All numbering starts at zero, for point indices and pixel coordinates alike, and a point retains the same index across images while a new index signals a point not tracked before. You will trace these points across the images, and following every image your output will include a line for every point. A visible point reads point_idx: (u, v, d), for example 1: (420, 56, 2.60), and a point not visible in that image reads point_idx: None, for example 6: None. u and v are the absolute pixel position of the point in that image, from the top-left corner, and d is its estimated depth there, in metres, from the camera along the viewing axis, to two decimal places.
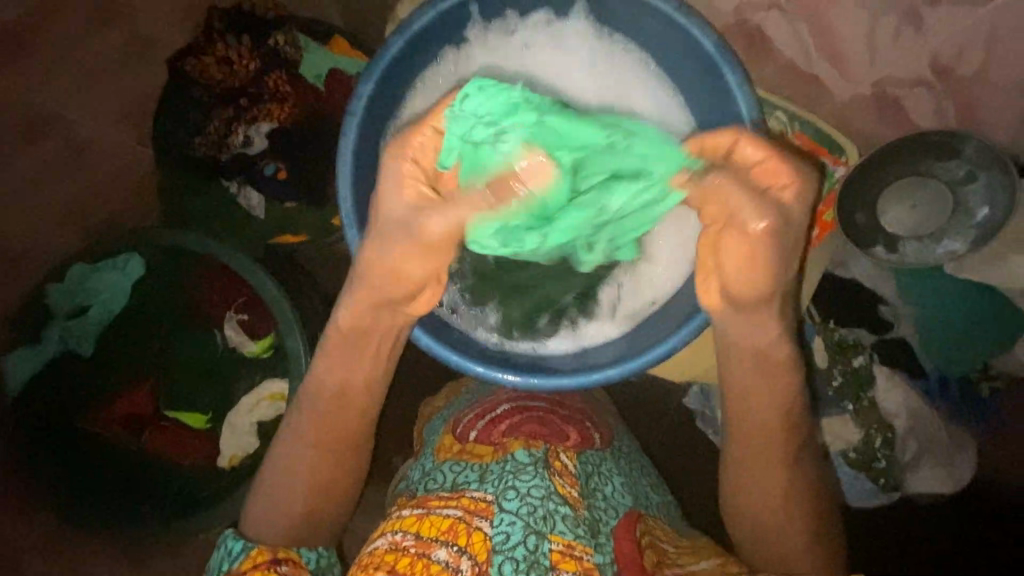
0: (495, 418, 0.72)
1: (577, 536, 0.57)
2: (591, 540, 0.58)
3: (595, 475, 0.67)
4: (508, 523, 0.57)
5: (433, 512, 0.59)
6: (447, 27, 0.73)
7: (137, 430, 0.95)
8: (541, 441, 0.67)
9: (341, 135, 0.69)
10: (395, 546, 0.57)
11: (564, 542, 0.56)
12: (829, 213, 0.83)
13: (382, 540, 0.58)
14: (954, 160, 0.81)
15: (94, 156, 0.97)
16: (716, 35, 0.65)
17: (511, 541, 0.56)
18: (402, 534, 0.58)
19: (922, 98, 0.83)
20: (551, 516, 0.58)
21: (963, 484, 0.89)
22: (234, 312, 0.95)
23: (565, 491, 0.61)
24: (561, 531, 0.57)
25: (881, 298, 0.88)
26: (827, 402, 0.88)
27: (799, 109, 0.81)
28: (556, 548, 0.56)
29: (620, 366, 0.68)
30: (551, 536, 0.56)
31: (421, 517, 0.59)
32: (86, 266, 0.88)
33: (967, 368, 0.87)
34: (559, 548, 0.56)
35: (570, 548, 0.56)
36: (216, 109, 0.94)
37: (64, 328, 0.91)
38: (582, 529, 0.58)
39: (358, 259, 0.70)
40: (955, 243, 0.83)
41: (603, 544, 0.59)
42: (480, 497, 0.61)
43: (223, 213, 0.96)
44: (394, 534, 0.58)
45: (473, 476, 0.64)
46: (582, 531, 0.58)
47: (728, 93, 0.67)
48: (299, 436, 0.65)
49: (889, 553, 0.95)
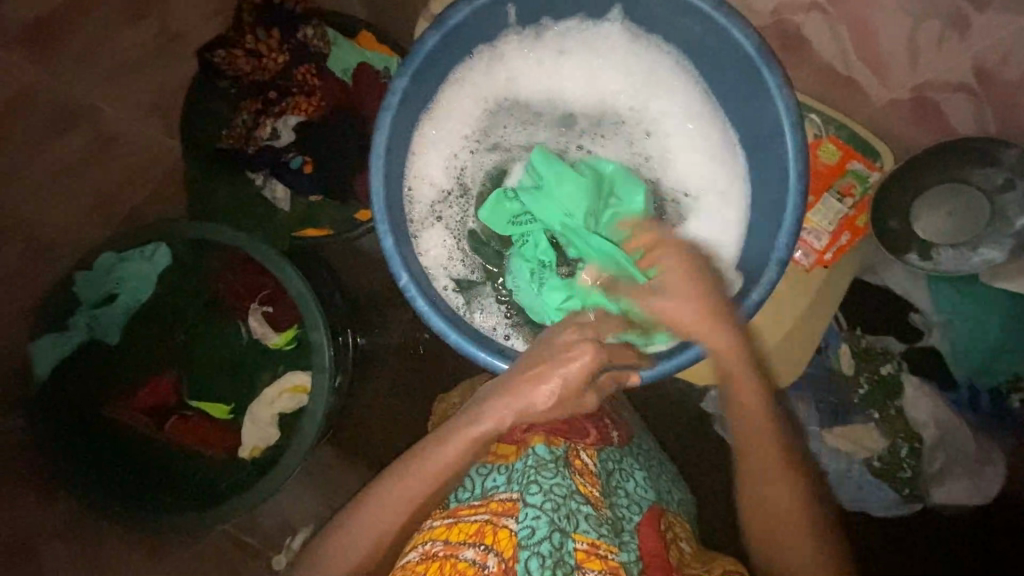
0: None
1: (601, 535, 0.58)
2: (614, 539, 0.58)
3: (616, 472, 0.67)
4: (533, 517, 0.57)
5: (461, 519, 0.61)
6: (481, 27, 0.72)
7: (159, 419, 0.96)
8: (562, 439, 0.66)
9: (375, 132, 0.69)
10: (426, 556, 0.58)
11: (589, 540, 0.57)
12: (862, 218, 0.81)
13: (413, 552, 0.60)
14: (992, 167, 0.78)
15: (121, 149, 0.98)
16: (757, 36, 0.64)
17: (536, 535, 0.56)
18: (432, 544, 0.60)
19: (961, 104, 0.81)
20: (574, 515, 0.58)
21: (989, 497, 0.87)
22: (259, 304, 0.95)
23: (587, 490, 0.61)
24: (586, 529, 0.57)
25: (912, 306, 0.87)
26: (852, 409, 0.87)
27: (836, 113, 0.80)
28: (580, 546, 0.56)
29: (655, 367, 0.66)
30: (575, 535, 0.57)
31: (450, 525, 0.61)
32: (113, 255, 0.89)
33: (997, 381, 0.85)
34: (584, 547, 0.56)
35: (595, 546, 0.57)
36: (244, 103, 0.95)
37: (90, 317, 0.91)
38: (605, 528, 0.58)
39: (388, 256, 0.69)
40: (994, 252, 0.80)
41: (627, 542, 0.59)
42: (507, 497, 0.61)
43: (249, 207, 0.97)
44: (425, 545, 0.60)
45: (501, 480, 0.63)
46: (606, 530, 0.58)
47: (769, 95, 0.65)
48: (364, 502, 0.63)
49: (910, 562, 0.94)
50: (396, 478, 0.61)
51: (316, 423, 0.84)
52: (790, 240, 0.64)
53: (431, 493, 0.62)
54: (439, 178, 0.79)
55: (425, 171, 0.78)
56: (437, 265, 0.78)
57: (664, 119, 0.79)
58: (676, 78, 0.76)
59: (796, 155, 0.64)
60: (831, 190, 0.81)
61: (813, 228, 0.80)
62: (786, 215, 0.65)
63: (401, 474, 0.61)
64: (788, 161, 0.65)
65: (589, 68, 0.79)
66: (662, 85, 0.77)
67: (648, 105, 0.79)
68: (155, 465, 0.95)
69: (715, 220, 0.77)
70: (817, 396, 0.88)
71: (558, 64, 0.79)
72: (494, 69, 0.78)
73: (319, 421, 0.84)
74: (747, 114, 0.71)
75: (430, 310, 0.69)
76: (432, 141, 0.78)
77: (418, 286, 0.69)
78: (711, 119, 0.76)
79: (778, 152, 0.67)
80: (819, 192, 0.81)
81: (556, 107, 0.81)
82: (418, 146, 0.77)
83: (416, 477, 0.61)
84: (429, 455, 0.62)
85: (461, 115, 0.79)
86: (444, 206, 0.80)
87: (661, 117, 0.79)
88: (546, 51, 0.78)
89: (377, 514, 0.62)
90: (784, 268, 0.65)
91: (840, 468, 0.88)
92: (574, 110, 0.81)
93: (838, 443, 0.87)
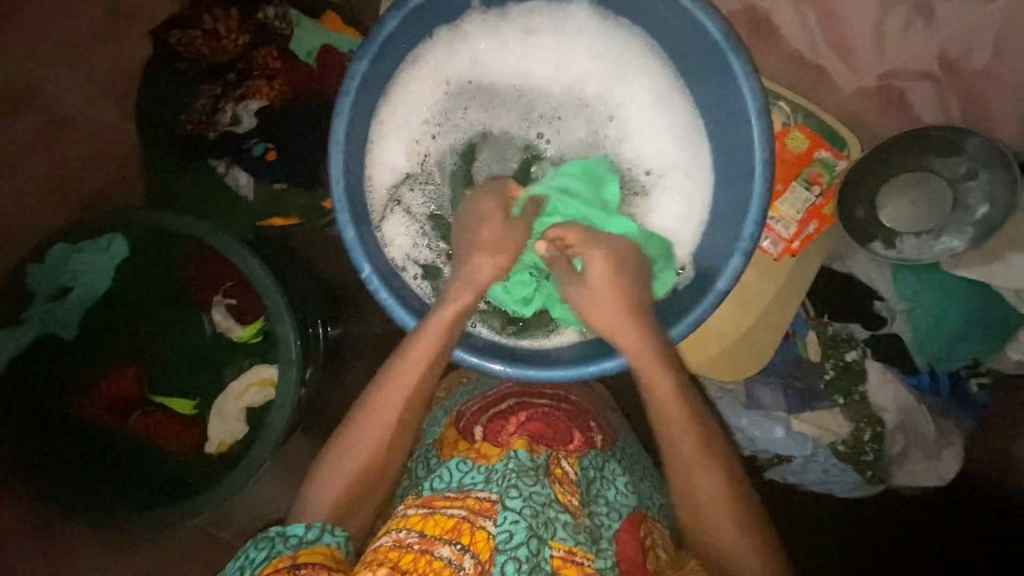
0: (504, 412, 0.70)
1: (578, 542, 0.58)
2: (592, 546, 0.58)
3: (598, 480, 0.67)
4: (511, 522, 0.55)
5: (437, 512, 0.59)
6: (442, 7, 0.70)
7: (121, 414, 0.94)
8: (542, 446, 0.65)
9: (333, 116, 0.66)
10: (399, 543, 0.56)
11: (565, 548, 0.56)
12: (829, 207, 0.82)
13: (386, 537, 0.58)
14: (956, 156, 0.80)
15: (77, 133, 0.94)
16: (723, 21, 0.62)
17: (514, 540, 0.54)
18: (406, 532, 0.57)
19: (929, 93, 0.82)
20: (552, 522, 0.57)
21: (948, 479, 0.90)
22: (222, 296, 0.93)
23: (565, 499, 0.61)
24: (562, 537, 0.57)
25: (875, 294, 0.88)
26: (817, 395, 0.88)
27: (802, 100, 0.80)
28: (557, 553, 0.56)
29: (617, 359, 0.66)
30: (552, 543, 0.56)
31: (426, 516, 0.59)
32: (66, 248, 0.84)
33: (959, 366, 0.87)
34: (560, 554, 0.56)
35: (571, 554, 0.56)
36: (202, 86, 0.92)
37: (44, 311, 0.88)
38: (582, 536, 0.58)
39: (348, 245, 0.67)
40: (954, 241, 0.81)
41: (604, 549, 0.60)
42: (485, 497, 0.60)
43: (208, 194, 0.93)
44: (399, 532, 0.58)
45: (480, 478, 0.62)
46: (583, 538, 0.58)
47: (735, 82, 0.64)
48: (321, 469, 0.65)
49: (873, 541, 0.97)
50: (342, 451, 0.64)
51: (283, 415, 0.83)
52: (755, 231, 0.64)
53: (373, 460, 0.64)
54: (401, 167, 0.77)
55: (385, 159, 0.76)
56: (403, 254, 0.76)
57: (631, 106, 0.78)
58: (643, 63, 0.75)
59: (763, 144, 0.64)
60: (800, 178, 0.81)
61: (781, 217, 0.81)
62: (750, 204, 0.65)
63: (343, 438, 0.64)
64: (752, 150, 0.65)
65: (556, 52, 0.77)
66: (630, 72, 0.76)
67: (613, 90, 0.78)
68: (112, 459, 0.92)
69: (680, 209, 0.76)
70: (784, 381, 0.89)
71: (525, 48, 0.77)
72: (457, 52, 0.76)
73: (287, 413, 0.83)
74: (711, 98, 0.70)
75: (394, 302, 0.68)
76: (393, 127, 0.76)
77: (379, 276, 0.67)
78: (678, 105, 0.75)
79: (743, 140, 0.66)
80: (787, 180, 0.81)
81: (521, 93, 0.80)
82: (379, 133, 0.75)
83: (365, 424, 0.64)
84: (372, 401, 0.65)
85: (423, 100, 0.77)
86: (402, 193, 0.78)
87: (628, 104, 0.78)
88: (513, 35, 0.76)
89: (342, 467, 0.63)
90: (748, 258, 0.65)
91: (805, 453, 0.89)
92: (539, 94, 0.79)
93: (804, 428, 0.88)
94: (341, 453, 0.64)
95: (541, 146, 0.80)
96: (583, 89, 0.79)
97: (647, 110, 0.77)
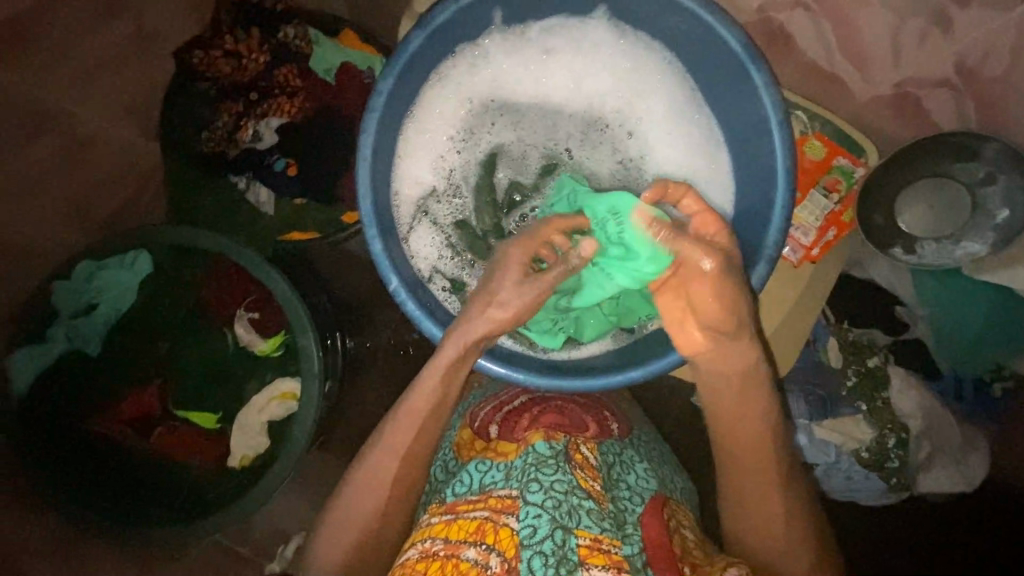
0: (517, 410, 0.70)
1: (604, 529, 0.56)
2: (617, 532, 0.57)
3: (617, 464, 0.66)
4: (534, 516, 0.56)
5: (460, 516, 0.59)
6: (466, 24, 0.71)
7: (143, 431, 0.94)
8: (562, 432, 0.66)
9: (361, 133, 0.67)
10: (426, 554, 0.57)
11: (591, 536, 0.55)
12: (848, 213, 0.81)
13: (412, 550, 0.59)
14: (973, 161, 0.80)
15: (99, 150, 0.95)
16: (744, 34, 0.63)
17: (538, 534, 0.55)
18: (432, 541, 0.58)
19: (944, 100, 0.83)
20: (576, 511, 0.57)
21: (974, 484, 0.89)
22: (245, 310, 0.93)
23: (588, 485, 0.60)
24: (588, 525, 0.56)
25: (898, 300, 0.90)
26: (839, 400, 0.88)
27: (819, 108, 0.80)
28: (583, 542, 0.55)
29: (643, 367, 0.66)
30: (577, 531, 0.55)
31: (450, 521, 0.59)
32: (93, 263, 0.86)
33: (980, 371, 0.88)
34: (586, 542, 0.55)
35: (597, 541, 0.55)
36: (224, 104, 0.93)
37: (69, 328, 0.89)
38: (608, 523, 0.57)
39: (377, 259, 0.68)
40: (975, 245, 0.82)
41: (630, 535, 0.58)
42: (506, 494, 0.59)
43: (232, 211, 0.95)
44: (425, 543, 0.59)
45: (500, 476, 0.62)
46: (609, 524, 0.57)
47: (756, 93, 0.65)
48: (350, 492, 0.65)
49: (897, 549, 0.96)
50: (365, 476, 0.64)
51: (307, 428, 0.83)
52: (779, 237, 0.64)
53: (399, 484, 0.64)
54: (424, 180, 0.79)
55: (409, 174, 0.77)
56: (429, 267, 0.77)
57: (651, 118, 0.79)
58: (663, 73, 0.76)
59: (785, 153, 0.64)
60: (818, 186, 0.81)
61: (800, 224, 0.80)
62: (774, 212, 0.65)
63: (369, 464, 0.64)
64: (775, 159, 0.65)
65: (576, 67, 0.79)
66: (650, 81, 0.77)
67: (632, 103, 0.79)
68: (133, 475, 0.92)
69: None
70: (805, 388, 0.88)
71: (544, 63, 0.79)
72: (479, 69, 0.77)
73: (310, 426, 0.83)
74: (731, 109, 0.71)
75: (422, 314, 0.68)
76: (416, 142, 0.77)
77: (407, 289, 0.68)
78: (699, 116, 0.76)
79: (765, 151, 0.67)
80: (806, 188, 0.81)
81: (542, 107, 0.81)
82: (402, 149, 0.76)
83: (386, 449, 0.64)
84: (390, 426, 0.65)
85: (446, 115, 0.78)
86: (429, 205, 0.79)
87: (648, 116, 0.79)
88: (534, 52, 0.78)
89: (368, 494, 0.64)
90: (774, 264, 0.65)
91: (829, 461, 0.88)
92: (559, 107, 0.81)
93: (827, 435, 0.87)
94: (369, 479, 0.64)
95: (564, 159, 0.81)
96: (601, 103, 0.80)
97: (667, 122, 0.78)
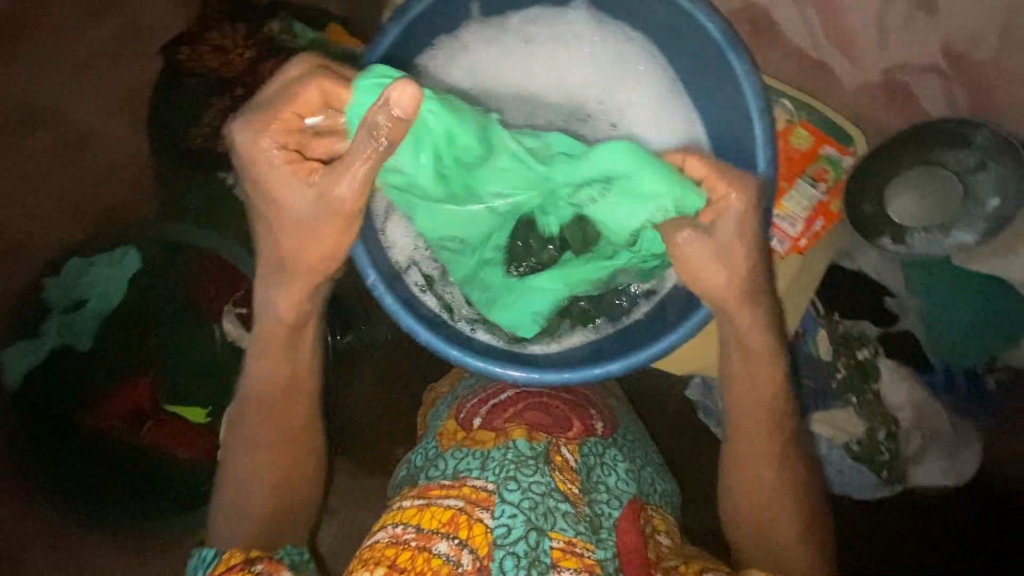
0: (500, 404, 0.70)
1: (578, 533, 0.58)
2: (592, 537, 0.58)
3: (598, 467, 0.65)
4: (509, 515, 0.57)
5: (433, 503, 0.59)
6: (441, 16, 0.70)
7: (135, 423, 0.92)
8: (542, 434, 0.65)
9: None
10: (395, 540, 0.57)
11: (565, 539, 0.57)
12: (835, 204, 0.80)
13: (382, 533, 0.58)
14: (965, 149, 0.79)
15: (92, 150, 0.97)
16: (723, 20, 0.62)
17: (511, 535, 0.56)
18: (403, 528, 0.57)
19: (931, 86, 0.82)
20: (552, 513, 0.58)
21: (965, 477, 0.88)
22: (233, 305, 0.94)
23: (565, 487, 0.61)
24: (562, 528, 0.57)
25: (886, 290, 0.88)
26: (830, 394, 0.86)
27: (806, 99, 0.80)
28: (557, 544, 0.56)
29: (623, 360, 0.65)
30: (552, 534, 0.57)
31: (421, 507, 0.58)
32: (82, 261, 0.90)
33: (973, 362, 0.86)
34: (560, 545, 0.56)
35: (571, 544, 0.57)
36: (212, 100, 0.91)
37: (62, 322, 0.90)
38: (583, 526, 0.58)
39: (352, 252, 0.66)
40: (966, 235, 0.81)
41: (604, 538, 0.59)
42: (481, 486, 0.60)
43: (222, 206, 0.96)
44: (396, 527, 0.58)
45: (475, 464, 0.62)
46: (583, 528, 0.58)
47: (738, 82, 0.64)
48: None
49: (891, 544, 0.95)
50: None
51: None
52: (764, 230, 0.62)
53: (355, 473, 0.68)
54: None
55: None
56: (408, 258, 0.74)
57: (633, 109, 0.76)
58: (644, 64, 0.75)
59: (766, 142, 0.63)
60: (804, 176, 0.79)
61: (787, 215, 0.78)
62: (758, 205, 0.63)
63: None
64: (756, 148, 0.64)
65: (555, 58, 0.77)
66: (631, 72, 0.75)
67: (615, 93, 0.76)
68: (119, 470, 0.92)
69: None
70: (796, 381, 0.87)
71: (523, 54, 0.77)
72: (456, 61, 0.75)
73: None
74: (713, 99, 0.70)
75: (399, 308, 0.66)
76: None
77: (384, 283, 0.66)
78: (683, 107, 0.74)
79: (748, 142, 0.65)
80: (792, 178, 0.79)
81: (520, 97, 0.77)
82: None
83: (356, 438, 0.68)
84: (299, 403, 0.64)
85: None
86: None
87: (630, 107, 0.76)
88: (512, 44, 0.76)
89: (250, 427, 0.65)
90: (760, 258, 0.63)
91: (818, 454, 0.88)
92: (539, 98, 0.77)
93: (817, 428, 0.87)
94: None
95: None
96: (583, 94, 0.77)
97: (649, 112, 0.76)
